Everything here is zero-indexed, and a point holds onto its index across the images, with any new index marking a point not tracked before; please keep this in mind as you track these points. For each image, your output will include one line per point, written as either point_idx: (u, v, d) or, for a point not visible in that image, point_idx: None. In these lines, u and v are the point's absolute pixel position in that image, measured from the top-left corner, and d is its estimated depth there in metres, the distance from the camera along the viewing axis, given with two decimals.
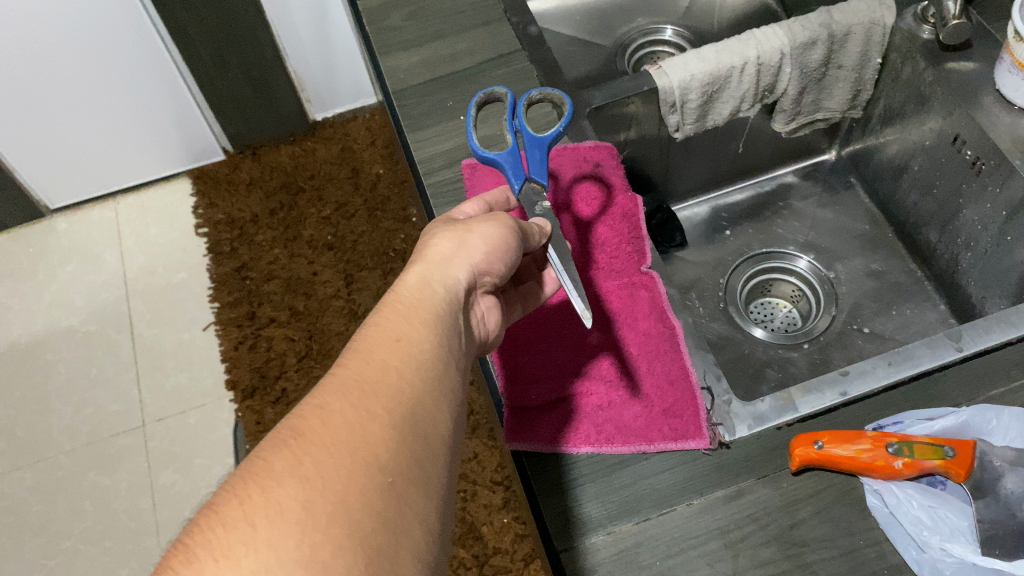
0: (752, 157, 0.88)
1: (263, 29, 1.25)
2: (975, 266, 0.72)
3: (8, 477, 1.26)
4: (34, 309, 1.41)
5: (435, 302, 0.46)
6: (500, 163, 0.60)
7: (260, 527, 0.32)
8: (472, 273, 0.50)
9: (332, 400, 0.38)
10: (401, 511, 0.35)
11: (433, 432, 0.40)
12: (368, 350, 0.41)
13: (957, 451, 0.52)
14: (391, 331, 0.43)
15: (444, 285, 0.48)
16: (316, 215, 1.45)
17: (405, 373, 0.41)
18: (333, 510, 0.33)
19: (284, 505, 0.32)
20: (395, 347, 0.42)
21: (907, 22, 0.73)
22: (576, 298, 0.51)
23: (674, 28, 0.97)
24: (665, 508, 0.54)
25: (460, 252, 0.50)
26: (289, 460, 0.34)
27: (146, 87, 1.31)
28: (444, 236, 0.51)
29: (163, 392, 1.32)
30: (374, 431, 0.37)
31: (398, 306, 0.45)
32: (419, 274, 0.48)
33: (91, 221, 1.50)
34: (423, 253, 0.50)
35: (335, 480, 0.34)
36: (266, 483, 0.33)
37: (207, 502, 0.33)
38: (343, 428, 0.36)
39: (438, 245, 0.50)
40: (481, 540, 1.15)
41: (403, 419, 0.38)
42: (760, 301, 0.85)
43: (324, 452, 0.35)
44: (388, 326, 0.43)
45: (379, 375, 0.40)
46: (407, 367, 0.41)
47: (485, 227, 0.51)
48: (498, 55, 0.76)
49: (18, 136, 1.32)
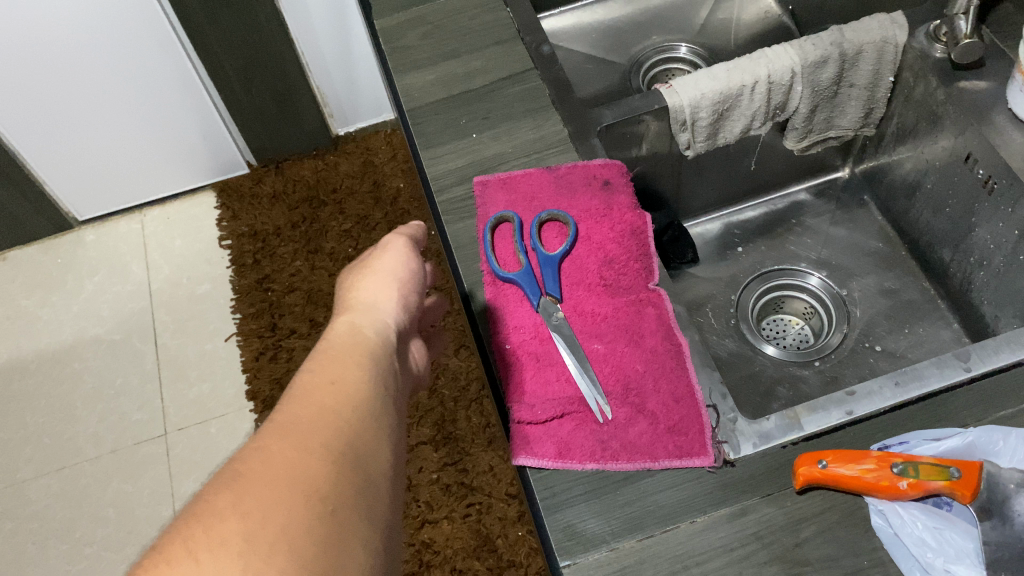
0: (765, 175, 0.88)
1: (287, 44, 1.28)
2: (988, 285, 0.72)
3: (34, 483, 1.28)
4: (62, 319, 1.44)
5: (367, 343, 0.50)
6: (519, 281, 0.64)
7: (205, 559, 0.34)
8: (398, 309, 0.55)
9: (272, 440, 0.40)
10: (347, 534, 0.37)
11: (375, 462, 0.42)
12: (306, 393, 0.44)
13: (963, 473, 0.52)
14: (327, 374, 0.46)
15: (373, 326, 0.52)
16: (337, 229, 1.47)
17: (343, 413, 0.43)
18: (274, 541, 0.35)
19: (227, 539, 0.35)
20: (332, 387, 0.45)
21: (919, 41, 0.74)
22: (590, 393, 0.58)
23: (688, 45, 0.98)
24: (669, 525, 0.54)
25: (382, 295, 0.55)
26: (231, 499, 0.36)
27: (171, 103, 1.34)
28: (367, 284, 0.56)
29: (185, 402, 1.34)
30: (313, 465, 0.39)
31: (333, 353, 0.48)
32: (348, 322, 0.52)
33: (118, 232, 1.53)
34: (350, 302, 0.55)
35: (277, 512, 0.36)
36: (209, 521, 0.35)
37: (154, 546, 0.35)
38: (283, 466, 0.38)
39: (362, 292, 0.55)
40: (496, 552, 1.16)
41: (343, 452, 0.41)
42: (772, 318, 0.85)
43: (264, 487, 0.37)
44: (325, 371, 0.46)
45: (316, 413, 0.43)
46: (345, 406, 0.44)
47: (393, 261, 0.58)
48: (512, 74, 0.77)
49: (50, 150, 1.35)
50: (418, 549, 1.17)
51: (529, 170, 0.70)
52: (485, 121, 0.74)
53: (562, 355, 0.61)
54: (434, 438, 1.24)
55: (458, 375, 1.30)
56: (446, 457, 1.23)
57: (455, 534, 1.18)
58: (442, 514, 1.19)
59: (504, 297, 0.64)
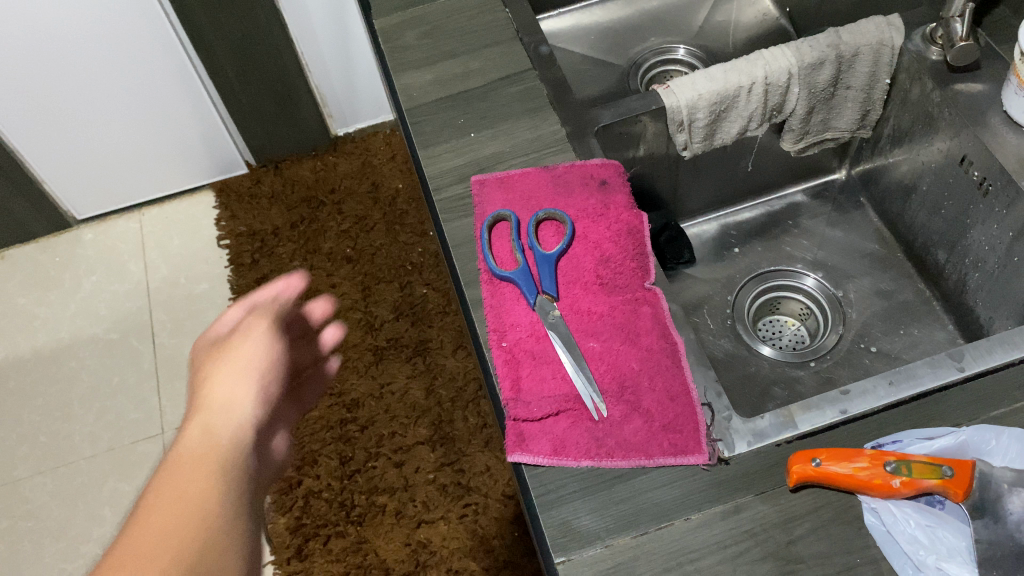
0: (762, 176, 0.88)
1: (286, 45, 1.28)
2: (982, 286, 0.72)
3: (31, 482, 1.28)
4: (60, 318, 1.44)
5: (223, 451, 0.47)
6: (515, 279, 0.64)
7: None
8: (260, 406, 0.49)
9: None
10: None
11: None
12: (145, 533, 0.41)
13: (956, 471, 0.52)
14: (171, 507, 0.43)
15: (227, 430, 0.47)
16: (336, 229, 1.47)
17: (186, 551, 0.41)
18: None
19: None
20: (174, 521, 0.42)
21: (915, 43, 0.74)
22: (586, 391, 0.59)
23: (687, 47, 0.98)
24: (663, 522, 0.54)
25: (240, 389, 0.49)
26: None
27: (171, 102, 1.34)
28: (223, 376, 0.49)
29: (182, 401, 1.34)
30: None
31: (183, 467, 0.45)
32: (199, 426, 0.47)
33: (117, 231, 1.54)
34: (202, 399, 0.49)
35: None
36: None
37: None
38: None
39: (217, 387, 0.49)
40: (492, 553, 1.16)
41: None
42: (769, 319, 0.86)
43: None
44: (171, 497, 0.43)
45: (152, 563, 0.40)
46: (188, 543, 0.41)
47: (255, 344, 0.50)
48: (510, 73, 0.78)
49: (49, 149, 1.36)
50: (413, 549, 1.17)
51: (527, 169, 0.71)
52: (483, 120, 0.75)
53: (559, 353, 0.61)
54: (431, 439, 1.25)
55: (455, 375, 1.30)
56: (443, 457, 1.23)
57: (451, 534, 1.18)
58: (438, 514, 1.19)
59: (501, 295, 0.64)
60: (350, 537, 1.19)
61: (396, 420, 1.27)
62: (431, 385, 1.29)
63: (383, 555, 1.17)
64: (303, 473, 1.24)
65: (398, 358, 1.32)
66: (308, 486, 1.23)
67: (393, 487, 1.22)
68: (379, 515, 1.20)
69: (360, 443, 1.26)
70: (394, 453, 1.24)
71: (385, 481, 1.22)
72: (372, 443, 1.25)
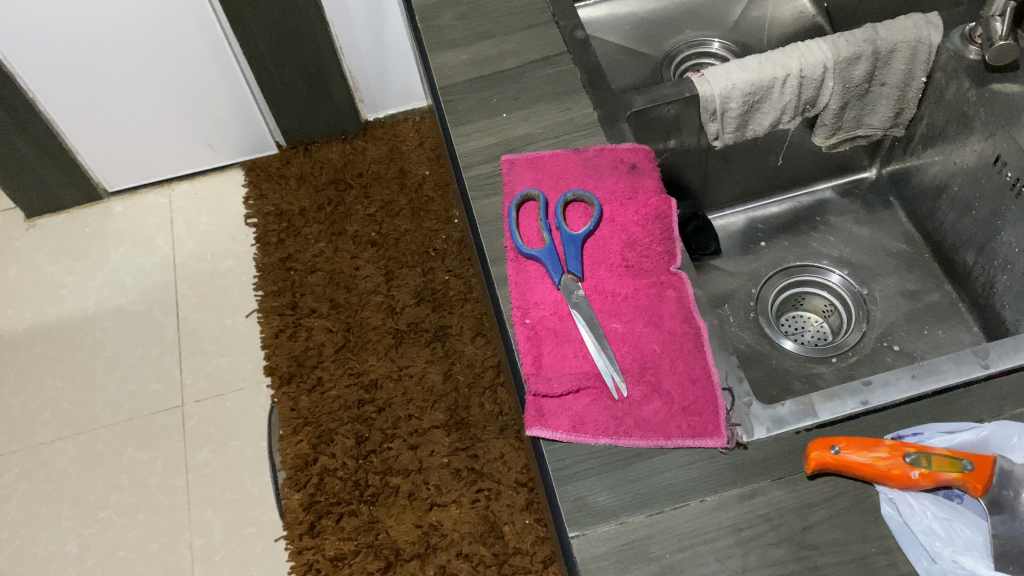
0: (792, 171, 0.88)
1: (322, 27, 1.29)
2: (1009, 289, 0.72)
3: (52, 446, 1.30)
4: (88, 287, 1.46)
5: None
6: (540, 258, 0.64)
7: None
8: None
9: None
10: None
11: None
12: None
13: (976, 465, 0.51)
14: None
15: None
16: (361, 212, 1.48)
17: None
18: None
19: None
20: None
21: (953, 42, 0.74)
22: (607, 368, 0.59)
23: (721, 41, 0.98)
24: (679, 502, 0.54)
25: None
26: None
27: (205, 75, 1.35)
28: None
29: (203, 374, 1.36)
30: None
31: None
32: None
33: (145, 205, 1.55)
34: None
35: None
36: None
37: None
38: None
39: None
40: (502, 539, 1.16)
41: None
42: (791, 314, 0.86)
43: None
44: None
45: None
46: None
47: None
48: (545, 57, 0.78)
49: (83, 118, 1.37)
50: (424, 530, 1.18)
51: (557, 151, 0.71)
52: (516, 101, 0.75)
53: (582, 332, 0.61)
54: (446, 423, 1.25)
55: (473, 362, 1.30)
56: (458, 442, 1.24)
57: (462, 518, 1.18)
58: (451, 497, 1.20)
59: (526, 272, 0.65)
60: (363, 516, 1.19)
61: (413, 403, 1.27)
62: (449, 370, 1.30)
63: (394, 536, 1.18)
64: (319, 450, 1.25)
65: (417, 342, 1.33)
66: (323, 464, 1.24)
67: (407, 469, 1.22)
68: (392, 495, 1.21)
69: (376, 424, 1.26)
70: (410, 435, 1.25)
71: (400, 462, 1.23)
72: (389, 425, 1.26)
